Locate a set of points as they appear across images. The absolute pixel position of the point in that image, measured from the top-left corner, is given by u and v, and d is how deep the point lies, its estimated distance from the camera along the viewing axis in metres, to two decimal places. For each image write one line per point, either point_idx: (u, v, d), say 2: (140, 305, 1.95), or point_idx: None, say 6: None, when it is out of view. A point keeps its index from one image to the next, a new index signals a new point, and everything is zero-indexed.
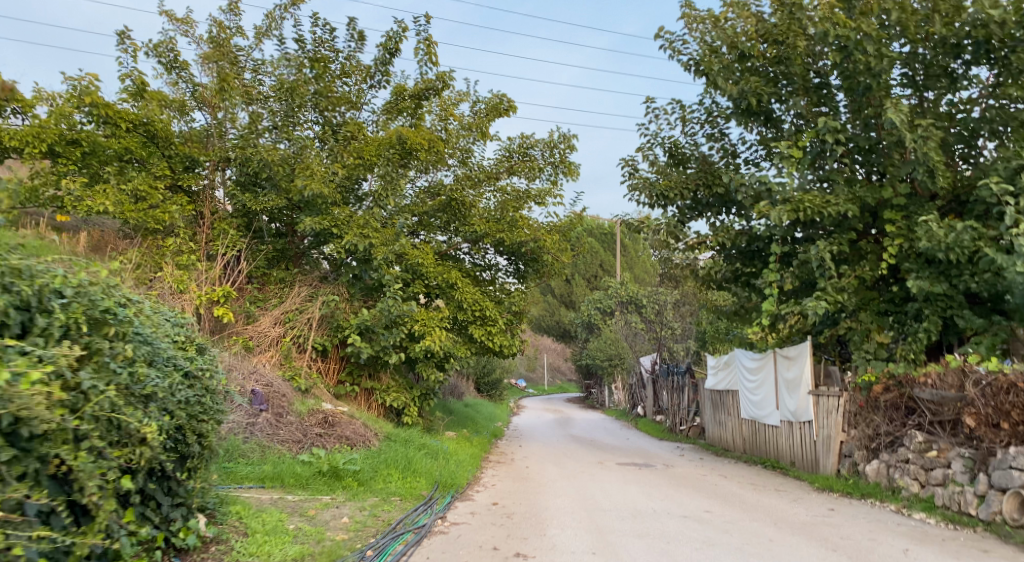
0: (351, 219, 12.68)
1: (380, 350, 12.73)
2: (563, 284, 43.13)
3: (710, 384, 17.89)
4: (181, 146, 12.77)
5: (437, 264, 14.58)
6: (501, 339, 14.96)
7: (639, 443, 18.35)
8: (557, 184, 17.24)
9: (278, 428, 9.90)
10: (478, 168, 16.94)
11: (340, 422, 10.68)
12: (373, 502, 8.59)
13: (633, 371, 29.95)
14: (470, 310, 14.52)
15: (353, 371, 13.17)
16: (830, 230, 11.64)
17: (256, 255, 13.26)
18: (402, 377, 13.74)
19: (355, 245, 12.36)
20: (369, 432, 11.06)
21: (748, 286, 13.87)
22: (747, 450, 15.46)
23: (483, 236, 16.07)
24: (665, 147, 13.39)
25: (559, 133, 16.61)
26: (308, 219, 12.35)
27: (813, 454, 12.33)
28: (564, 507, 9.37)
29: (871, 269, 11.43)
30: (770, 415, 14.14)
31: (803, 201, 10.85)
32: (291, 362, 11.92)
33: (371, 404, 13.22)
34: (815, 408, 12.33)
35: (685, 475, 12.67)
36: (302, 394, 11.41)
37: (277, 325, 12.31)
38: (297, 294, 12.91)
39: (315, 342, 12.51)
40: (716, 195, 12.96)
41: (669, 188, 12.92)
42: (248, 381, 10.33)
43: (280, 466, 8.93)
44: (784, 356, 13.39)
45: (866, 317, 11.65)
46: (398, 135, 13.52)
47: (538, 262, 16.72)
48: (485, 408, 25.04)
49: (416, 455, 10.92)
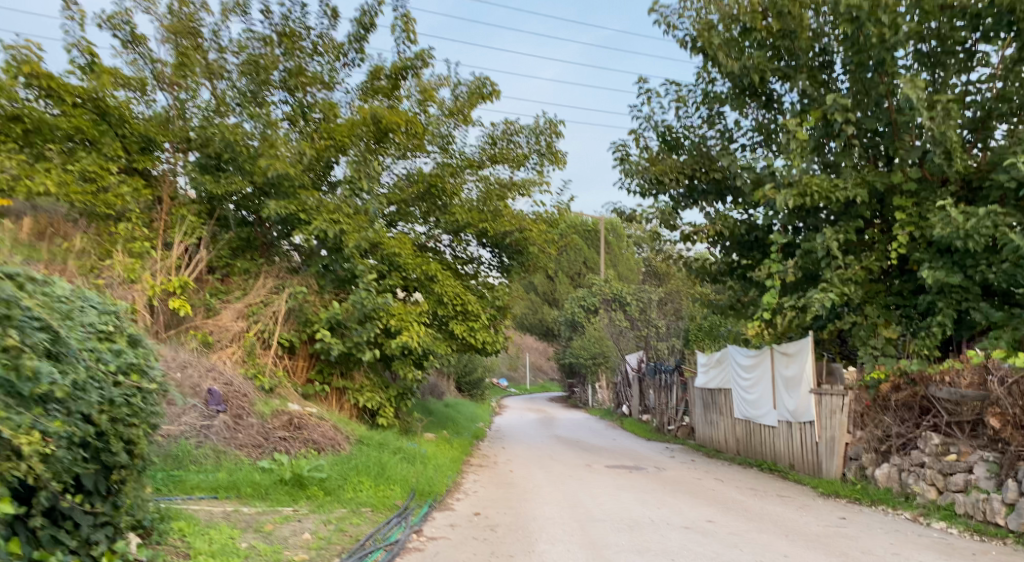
0: (320, 203, 11.70)
1: (352, 347, 11.79)
2: (546, 281, 42.33)
3: (700, 381, 17.20)
4: (136, 125, 11.76)
5: (415, 255, 13.73)
6: (484, 335, 14.03)
7: (626, 444, 17.58)
8: (543, 172, 16.40)
9: (237, 431, 8.97)
10: (459, 155, 16.05)
11: (308, 425, 9.75)
12: (341, 514, 7.70)
13: (619, 370, 29.23)
14: (451, 304, 13.64)
15: (323, 370, 12.21)
16: (835, 217, 10.90)
17: (218, 244, 12.34)
18: (377, 375, 12.82)
19: (325, 233, 11.40)
20: (339, 436, 10.15)
21: (745, 278, 13.11)
22: (741, 451, 14.72)
23: (464, 226, 15.21)
24: (657, 130, 12.57)
25: (545, 119, 15.77)
26: (272, 203, 11.39)
27: (815, 457, 11.61)
28: (553, 517, 8.53)
29: (879, 260, 10.70)
30: (766, 415, 13.43)
31: (809, 185, 10.07)
32: (254, 359, 10.99)
33: (342, 405, 12.28)
34: (817, 408, 11.59)
35: (680, 480, 11.88)
36: (265, 394, 10.50)
37: (240, 318, 11.35)
38: (262, 285, 11.96)
39: (282, 337, 11.56)
40: (712, 182, 12.18)
41: (663, 174, 12.12)
42: (205, 381, 9.38)
43: (236, 474, 8.01)
44: (782, 352, 12.67)
45: (872, 311, 10.92)
46: (373, 114, 12.61)
47: (522, 254, 15.87)
48: (466, 409, 24.17)
49: (391, 460, 10.03)
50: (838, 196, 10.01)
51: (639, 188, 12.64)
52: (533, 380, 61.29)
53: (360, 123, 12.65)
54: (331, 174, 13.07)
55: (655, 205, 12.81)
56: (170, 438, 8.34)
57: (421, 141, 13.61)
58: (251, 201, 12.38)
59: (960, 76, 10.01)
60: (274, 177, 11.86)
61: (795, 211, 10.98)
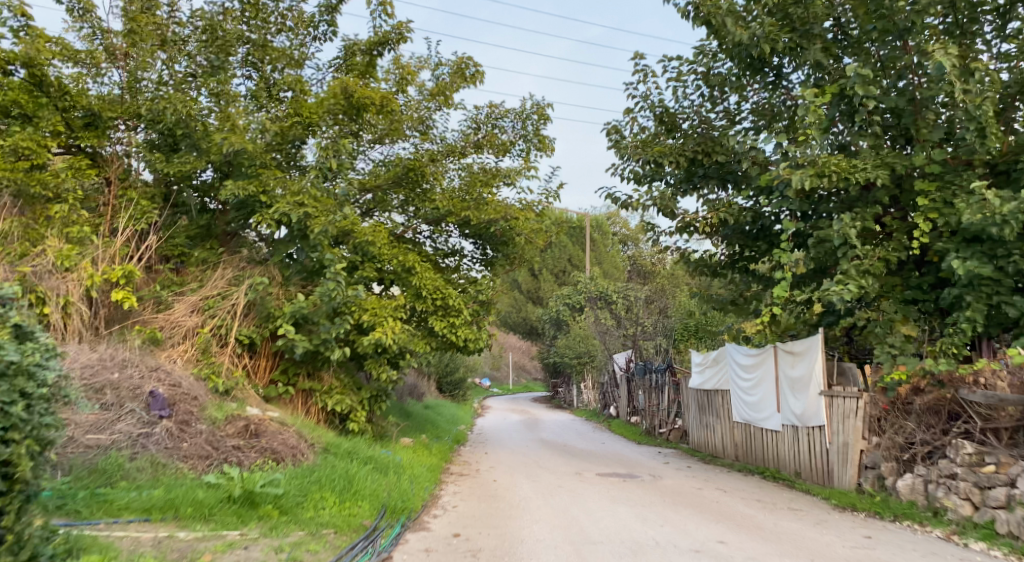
0: (284, 184, 10.55)
1: (319, 344, 10.68)
2: (530, 279, 41.37)
3: (694, 382, 16.30)
4: (78, 97, 10.56)
5: (391, 245, 12.68)
6: (466, 333, 12.95)
7: (616, 449, 16.60)
8: (529, 160, 15.37)
9: (181, 440, 7.81)
10: (440, 140, 15.01)
11: (266, 432, 8.64)
12: (297, 538, 6.61)
13: (605, 370, 28.30)
14: (430, 298, 12.58)
15: (287, 370, 11.04)
16: (851, 202, 9.92)
17: (173, 231, 11.22)
18: (347, 375, 11.72)
19: (288, 217, 10.27)
20: (302, 444, 9.07)
21: (748, 271, 12.13)
22: (741, 458, 13.76)
23: (446, 215, 14.14)
24: (655, 110, 11.56)
25: (533, 101, 14.74)
26: (229, 184, 10.25)
27: (825, 465, 10.67)
28: (544, 539, 7.47)
29: (898, 250, 9.75)
30: (769, 418, 12.48)
31: (828, 164, 8.99)
32: (209, 359, 9.88)
33: (309, 408, 11.16)
34: (828, 411, 10.64)
35: (679, 490, 10.89)
36: (219, 397, 9.39)
37: (195, 313, 10.23)
38: (219, 277, 10.80)
39: (241, 333, 10.40)
40: (716, 165, 11.16)
41: (662, 156, 11.11)
42: (147, 383, 8.23)
43: (175, 490, 6.90)
44: (788, 351, 11.74)
45: (889, 306, 9.98)
46: (343, 87, 11.49)
47: (508, 246, 14.82)
48: (448, 411, 23.13)
49: (359, 471, 8.93)
50: (858, 177, 9.02)
51: (635, 173, 11.63)
52: (517, 380, 60.28)
53: (329, 100, 11.52)
54: (298, 158, 11.81)
55: (652, 191, 11.76)
56: (100, 449, 7.22)
57: (398, 122, 12.54)
58: (208, 182, 11.27)
59: (986, 51, 9.18)
60: (231, 155, 10.74)
61: (807, 195, 10.02)
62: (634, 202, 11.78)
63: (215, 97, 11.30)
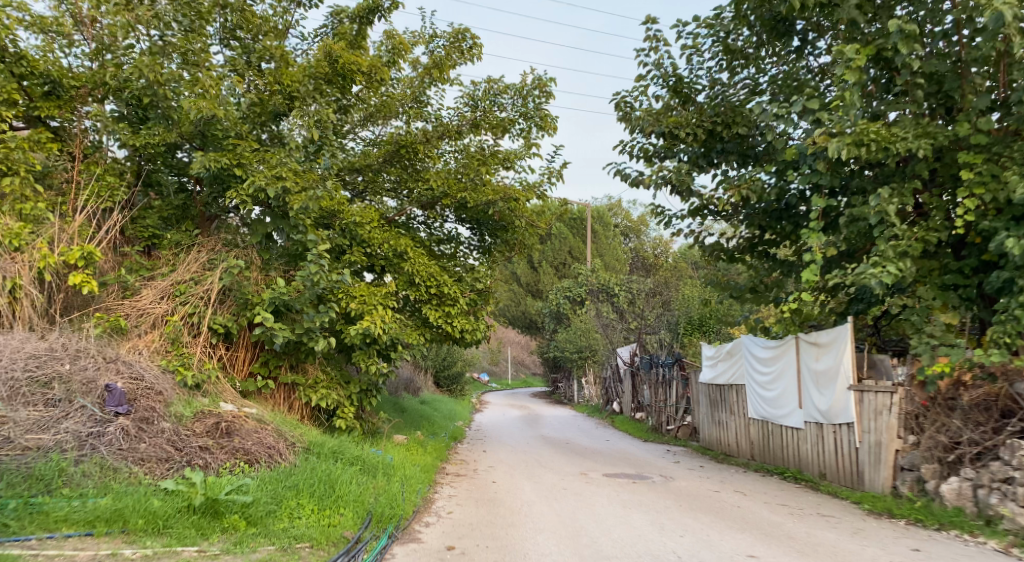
0: (260, 157, 9.52)
1: (302, 334, 9.76)
2: (529, 271, 40.45)
3: (704, 376, 15.45)
4: (36, 63, 9.63)
5: (382, 229, 11.78)
6: (463, 323, 12.04)
7: (622, 446, 15.75)
8: (530, 140, 14.42)
9: (139, 440, 6.88)
10: (435, 119, 14.10)
11: (240, 430, 7.81)
12: (265, 554, 5.72)
13: (607, 364, 27.42)
14: (424, 285, 11.68)
15: (268, 362, 10.10)
16: (887, 177, 8.96)
17: (145, 213, 10.32)
18: (334, 368, 10.82)
19: (264, 192, 9.17)
20: (279, 443, 8.17)
21: (768, 256, 11.25)
22: (758, 457, 12.90)
23: (441, 197, 13.21)
24: (669, 79, 10.64)
25: (534, 75, 13.81)
26: (199, 156, 9.15)
27: (855, 465, 9.80)
28: (550, 554, 6.57)
29: (938, 231, 8.83)
30: (789, 415, 11.62)
31: (867, 132, 7.99)
32: (179, 349, 8.98)
33: (292, 404, 10.25)
34: (857, 407, 9.76)
35: (695, 494, 10.00)
36: (189, 392, 8.50)
37: (165, 300, 9.34)
38: (192, 261, 9.89)
39: (215, 321, 9.46)
40: (736, 138, 10.21)
41: (677, 128, 10.20)
42: (103, 376, 7.29)
43: (127, 498, 6.01)
44: (811, 342, 10.89)
45: (927, 292, 9.07)
46: (327, 54, 10.56)
47: (508, 231, 13.91)
48: (445, 406, 22.24)
49: (343, 474, 8.03)
50: (900, 147, 8.02)
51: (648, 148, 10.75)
52: (516, 375, 59.43)
53: (313, 70, 10.60)
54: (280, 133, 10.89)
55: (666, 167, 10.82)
56: (40, 452, 6.33)
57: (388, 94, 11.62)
58: (182, 157, 10.35)
59: None
60: (204, 126, 9.80)
61: (839, 169, 9.10)
62: (646, 179, 10.86)
63: (188, 64, 10.36)
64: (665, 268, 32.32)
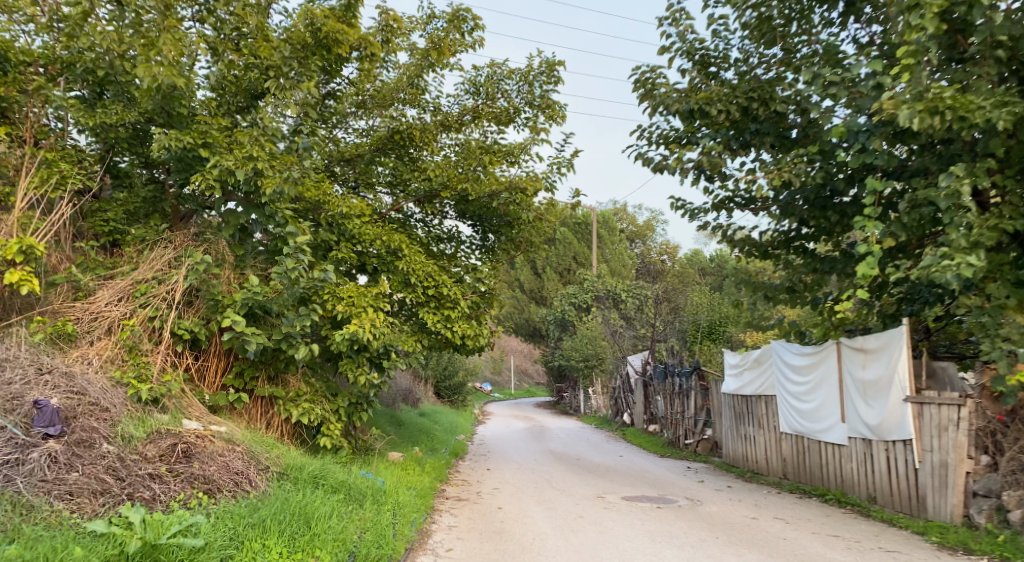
0: (229, 139, 8.24)
1: (280, 341, 8.57)
2: (533, 277, 39.20)
3: (727, 387, 14.22)
4: None
5: (374, 224, 10.66)
6: (464, 328, 10.81)
7: (637, 462, 14.54)
8: (536, 130, 13.19)
9: (69, 469, 5.69)
10: (433, 107, 12.94)
11: (200, 454, 6.66)
12: None
13: (615, 374, 26.11)
14: (421, 286, 10.52)
15: (242, 373, 8.85)
16: (949, 159, 7.68)
17: (106, 205, 9.13)
18: (318, 378, 9.58)
19: (233, 176, 7.86)
20: (248, 469, 6.96)
21: (806, 251, 10.03)
22: (791, 476, 11.67)
23: (439, 191, 12.02)
24: (695, 52, 9.45)
25: (542, 58, 12.62)
26: (158, 133, 7.77)
27: (913, 489, 8.58)
28: None
29: (1015, 218, 7.58)
30: (829, 429, 10.40)
31: (942, 97, 6.68)
32: (137, 358, 7.76)
33: (271, 420, 9.00)
34: (916, 422, 8.54)
35: (730, 523, 8.75)
36: (145, 408, 7.28)
37: (123, 302, 8.14)
38: (157, 258, 8.67)
39: (180, 326, 8.24)
40: (772, 118, 8.99)
41: (708, 105, 8.95)
42: (32, 391, 6.10)
43: (39, 547, 4.74)
44: (856, 348, 9.70)
45: (1001, 289, 7.78)
46: (310, 25, 9.37)
47: (513, 228, 12.71)
48: (446, 419, 20.86)
49: (323, 505, 6.80)
50: (979, 117, 6.68)
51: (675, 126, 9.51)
52: (519, 386, 58.04)
53: (289, 47, 9.27)
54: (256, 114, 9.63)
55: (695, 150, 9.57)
56: None
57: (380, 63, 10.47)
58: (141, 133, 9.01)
59: None
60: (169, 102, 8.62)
61: (895, 147, 7.91)
62: (672, 164, 9.62)
63: (133, 28, 8.55)
64: (674, 274, 31.07)
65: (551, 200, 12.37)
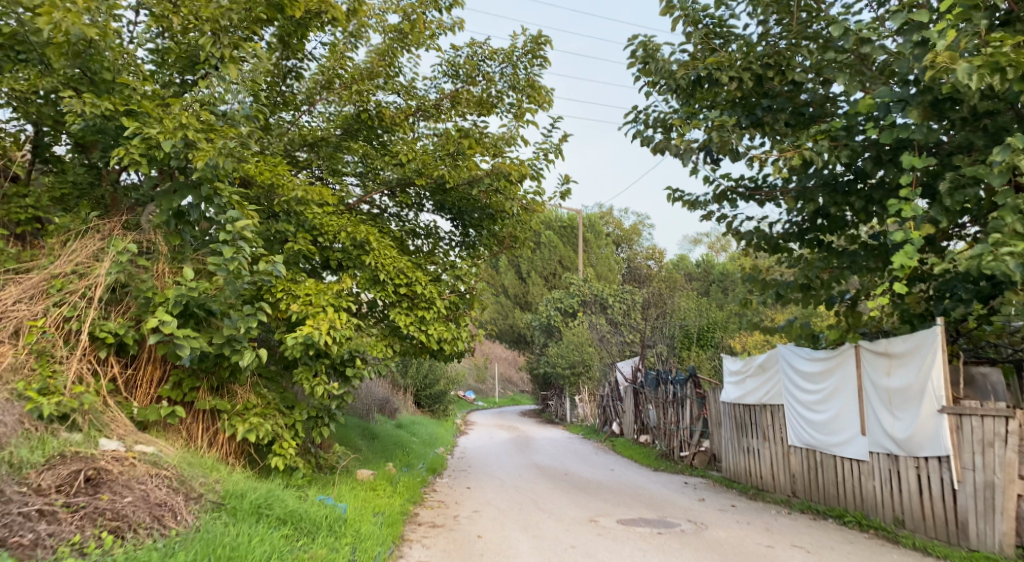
0: (160, 107, 7.03)
1: (223, 346, 7.38)
2: (518, 282, 38.05)
3: (727, 395, 13.15)
4: None
5: (339, 215, 9.52)
6: (440, 330, 9.64)
7: (630, 477, 13.42)
8: (522, 116, 11.98)
9: None
10: (408, 90, 11.78)
11: (109, 484, 5.45)
12: None
13: (604, 382, 24.95)
14: (391, 284, 9.35)
15: (181, 383, 7.63)
16: (996, 133, 6.66)
17: (23, 190, 7.91)
18: (272, 389, 8.37)
19: (162, 149, 6.66)
20: (172, 498, 5.74)
21: (823, 244, 8.99)
22: (801, 493, 10.59)
23: (414, 180, 10.79)
24: (703, 15, 8.31)
25: (529, 34, 11.51)
26: (72, 98, 6.56)
27: (953, 513, 7.52)
28: None
29: None
30: (847, 443, 9.35)
31: (1002, 53, 5.61)
32: (45, 365, 6.50)
33: (215, 436, 7.79)
34: (955, 436, 7.48)
35: (745, 552, 7.62)
36: (51, 427, 6.06)
37: (35, 301, 6.93)
38: (80, 250, 7.40)
39: (102, 328, 6.97)
40: (787, 92, 7.94)
41: (718, 71, 7.84)
42: None
43: None
44: (879, 352, 8.65)
45: None
46: None
47: (496, 222, 11.59)
48: (425, 430, 19.66)
49: (262, 544, 5.59)
50: None
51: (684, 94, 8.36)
52: (503, 393, 56.80)
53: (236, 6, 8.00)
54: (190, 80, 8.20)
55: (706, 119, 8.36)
56: None
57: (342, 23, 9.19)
58: (48, 100, 7.27)
59: None
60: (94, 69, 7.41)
61: (932, 120, 6.88)
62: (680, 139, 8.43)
63: None
64: (663, 277, 30.03)
65: (538, 191, 11.21)
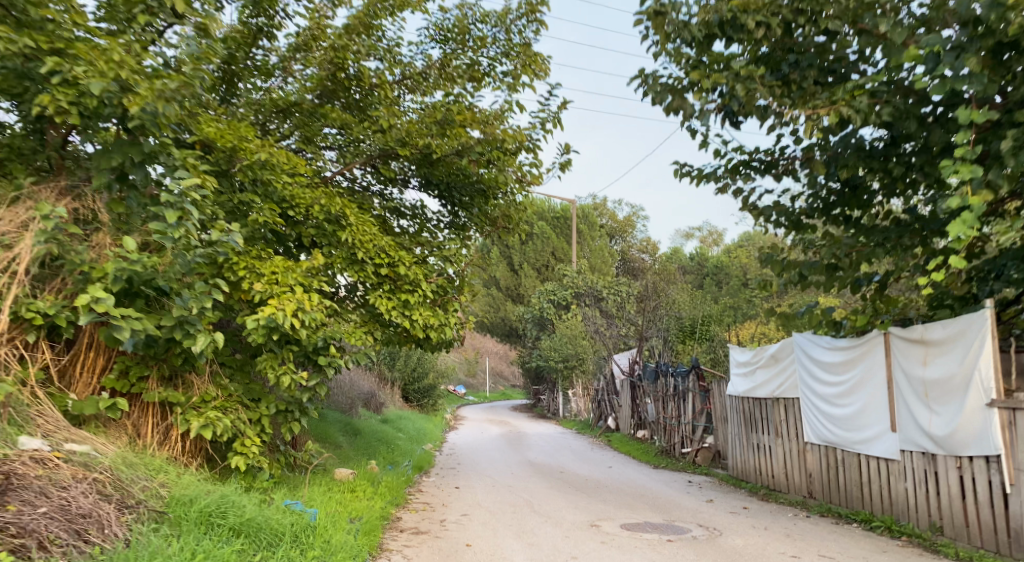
0: (98, 51, 6.04)
1: (173, 330, 6.40)
2: (509, 274, 37.10)
3: (734, 389, 12.26)
4: None
5: (312, 186, 8.54)
6: (425, 315, 8.66)
7: (630, 476, 12.52)
8: (517, 85, 11.00)
9: None
10: (393, 56, 10.75)
11: (19, 492, 4.51)
12: None
13: (598, 375, 24.03)
14: (371, 264, 8.41)
15: (127, 371, 6.67)
16: None
17: None
18: (234, 380, 7.40)
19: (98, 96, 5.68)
20: (101, 508, 4.80)
21: (851, 222, 8.10)
22: (818, 495, 9.72)
23: (398, 151, 9.84)
24: None
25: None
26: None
27: (1003, 521, 6.66)
28: None
29: None
30: (873, 441, 8.47)
31: None
32: None
33: (167, 432, 6.84)
34: (1006, 433, 6.62)
35: None
36: None
37: None
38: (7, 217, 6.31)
39: (30, 307, 5.99)
40: (818, 44, 7.02)
41: (743, 15, 6.86)
42: None
43: None
44: (914, 339, 7.75)
45: None
46: None
47: (488, 199, 10.67)
48: (412, 425, 18.72)
49: None
50: None
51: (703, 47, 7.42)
52: (494, 388, 55.85)
53: None
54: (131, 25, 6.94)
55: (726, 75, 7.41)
56: None
57: None
58: None
59: None
60: None
61: (990, 71, 6.01)
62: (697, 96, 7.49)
63: None
64: (659, 269, 29.13)
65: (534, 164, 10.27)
